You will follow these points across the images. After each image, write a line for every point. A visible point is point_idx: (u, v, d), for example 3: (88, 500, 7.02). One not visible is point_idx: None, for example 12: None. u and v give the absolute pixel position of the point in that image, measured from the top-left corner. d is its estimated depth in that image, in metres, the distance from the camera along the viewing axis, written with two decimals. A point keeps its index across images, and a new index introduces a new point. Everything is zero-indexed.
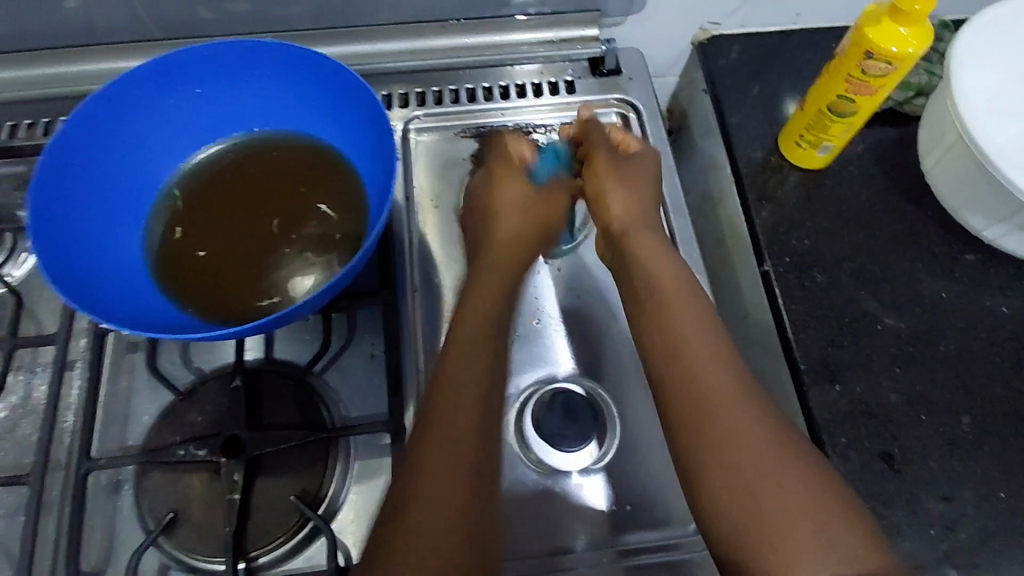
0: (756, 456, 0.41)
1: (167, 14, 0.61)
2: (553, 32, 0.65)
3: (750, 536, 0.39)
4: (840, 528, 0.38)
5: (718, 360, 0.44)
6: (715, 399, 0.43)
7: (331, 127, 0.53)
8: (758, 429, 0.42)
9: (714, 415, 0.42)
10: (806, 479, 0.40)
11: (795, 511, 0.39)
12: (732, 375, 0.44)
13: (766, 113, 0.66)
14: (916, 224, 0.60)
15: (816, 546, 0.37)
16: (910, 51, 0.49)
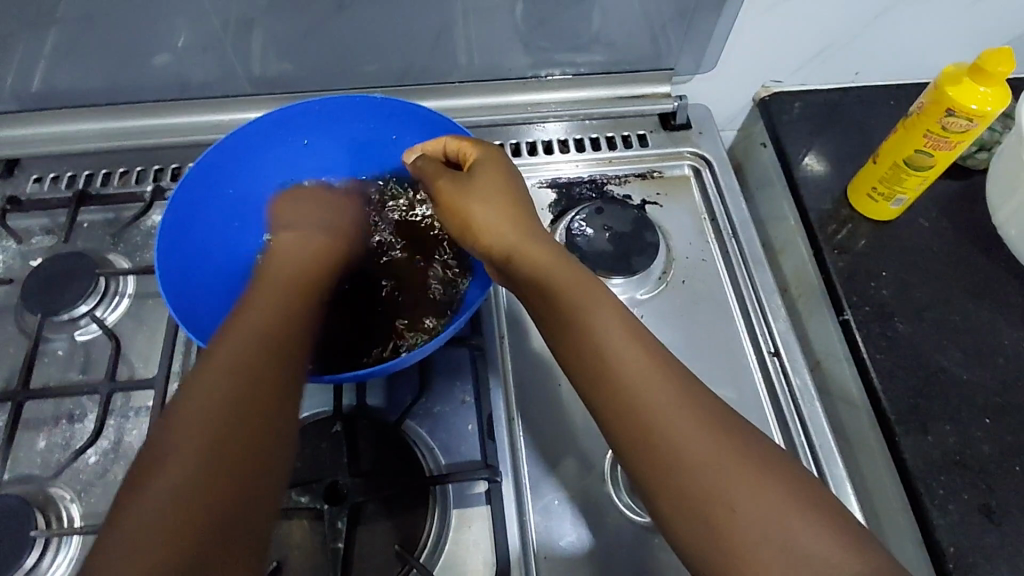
0: (713, 456, 0.37)
1: (259, 71, 0.64)
2: (626, 88, 0.68)
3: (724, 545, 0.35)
4: (795, 521, 0.35)
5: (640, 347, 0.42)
6: (647, 408, 0.39)
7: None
8: (704, 420, 0.39)
9: (648, 429, 0.39)
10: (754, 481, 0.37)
11: (745, 516, 0.36)
12: (645, 369, 0.40)
13: (831, 166, 0.68)
14: (990, 274, 0.61)
15: (780, 554, 0.34)
16: (990, 109, 0.51)
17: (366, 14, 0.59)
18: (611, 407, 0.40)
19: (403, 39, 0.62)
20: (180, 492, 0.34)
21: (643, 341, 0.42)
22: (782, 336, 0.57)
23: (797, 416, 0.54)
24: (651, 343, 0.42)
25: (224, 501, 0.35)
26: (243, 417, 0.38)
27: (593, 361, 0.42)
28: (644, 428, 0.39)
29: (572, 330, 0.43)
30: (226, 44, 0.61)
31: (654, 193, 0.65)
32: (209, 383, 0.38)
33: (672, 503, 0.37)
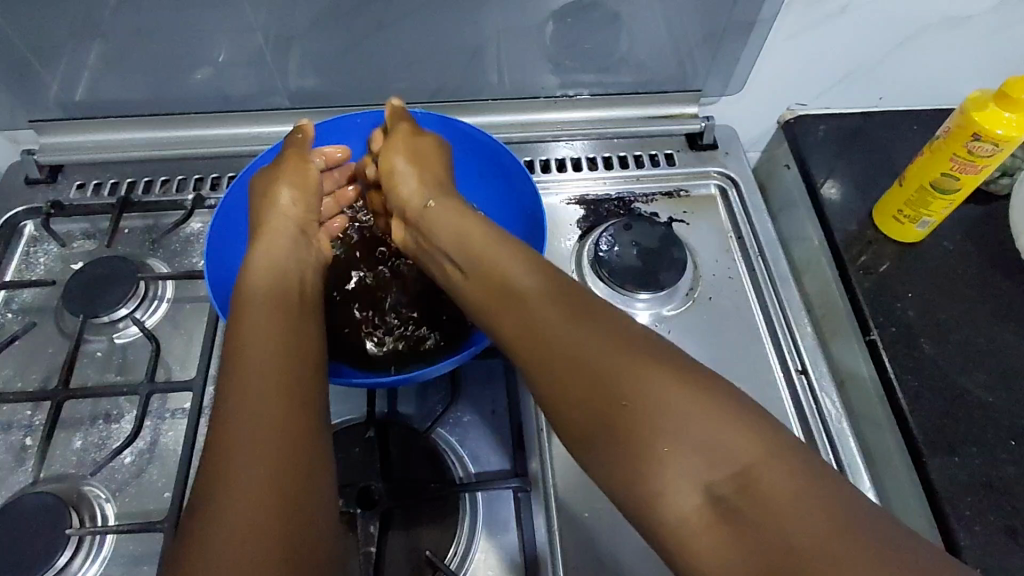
0: (638, 378, 0.36)
1: (300, 85, 0.66)
2: (654, 108, 0.70)
3: (632, 461, 0.34)
4: (694, 414, 0.34)
5: (534, 279, 0.43)
6: (559, 354, 0.39)
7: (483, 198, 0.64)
8: (633, 345, 0.37)
9: (566, 365, 0.38)
10: (660, 385, 0.35)
11: (658, 435, 0.33)
12: (557, 302, 0.40)
13: (855, 188, 0.69)
14: (1014, 297, 0.61)
15: (694, 458, 0.32)
16: (1015, 135, 0.51)
17: (407, 33, 0.61)
18: (532, 353, 0.40)
19: (441, 58, 0.64)
20: (242, 496, 0.33)
21: (564, 281, 0.42)
22: (809, 354, 0.58)
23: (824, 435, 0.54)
24: (544, 281, 0.43)
25: (266, 449, 0.35)
26: (282, 376, 0.39)
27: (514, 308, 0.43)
28: (565, 361, 0.38)
29: (488, 279, 0.45)
30: (269, 58, 0.63)
31: (681, 211, 0.66)
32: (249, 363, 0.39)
33: (591, 441, 0.36)
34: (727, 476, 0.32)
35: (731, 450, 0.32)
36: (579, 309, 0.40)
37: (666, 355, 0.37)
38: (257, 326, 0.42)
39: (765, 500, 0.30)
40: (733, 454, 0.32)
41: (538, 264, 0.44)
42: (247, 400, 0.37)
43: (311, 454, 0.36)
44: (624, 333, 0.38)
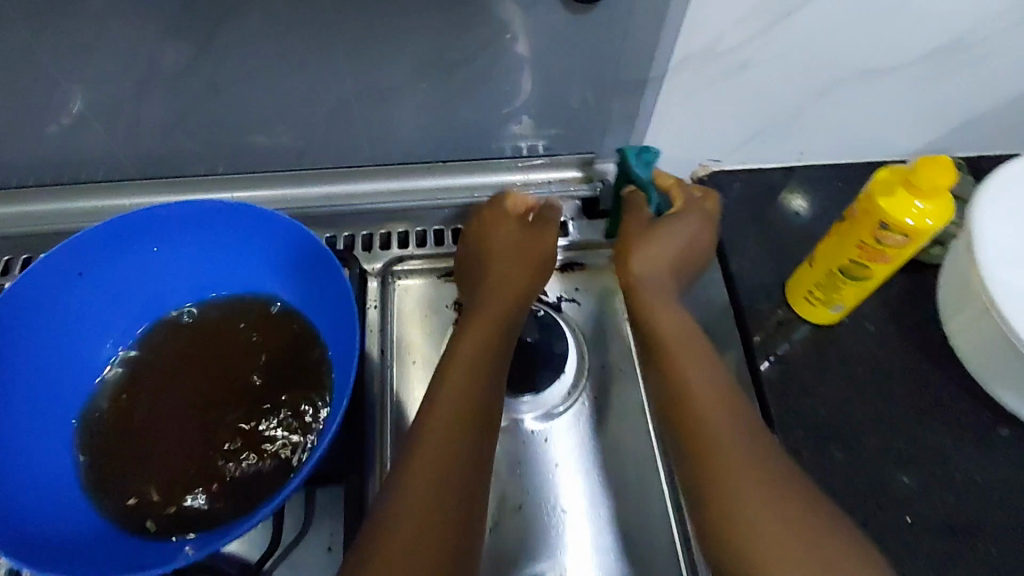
0: (745, 495, 0.42)
1: (143, 154, 0.59)
2: (542, 172, 0.63)
3: (742, 556, 0.41)
4: (791, 536, 0.40)
5: (712, 406, 0.46)
6: (741, 452, 0.44)
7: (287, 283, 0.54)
8: (749, 464, 0.43)
9: (762, 471, 0.43)
10: (779, 501, 0.42)
11: (770, 548, 0.40)
12: (734, 420, 0.46)
13: (772, 258, 0.62)
14: (943, 389, 0.54)
15: (788, 562, 0.40)
16: (929, 223, 0.44)
17: (246, 98, 0.54)
18: (720, 472, 0.43)
19: (296, 121, 0.56)
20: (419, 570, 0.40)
21: (733, 398, 0.47)
22: None
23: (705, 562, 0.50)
24: (734, 403, 0.47)
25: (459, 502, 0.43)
26: (457, 454, 0.45)
27: (689, 419, 0.46)
28: (704, 459, 0.44)
29: (670, 390, 0.48)
30: (95, 129, 0.55)
31: (572, 288, 0.61)
32: (426, 448, 0.45)
33: (711, 514, 0.43)
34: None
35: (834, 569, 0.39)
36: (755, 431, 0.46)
37: (783, 474, 0.43)
38: (443, 405, 0.47)
39: None
40: (834, 571, 0.39)
41: (714, 381, 0.48)
42: (421, 478, 0.43)
43: (467, 535, 0.43)
44: (771, 457, 0.44)
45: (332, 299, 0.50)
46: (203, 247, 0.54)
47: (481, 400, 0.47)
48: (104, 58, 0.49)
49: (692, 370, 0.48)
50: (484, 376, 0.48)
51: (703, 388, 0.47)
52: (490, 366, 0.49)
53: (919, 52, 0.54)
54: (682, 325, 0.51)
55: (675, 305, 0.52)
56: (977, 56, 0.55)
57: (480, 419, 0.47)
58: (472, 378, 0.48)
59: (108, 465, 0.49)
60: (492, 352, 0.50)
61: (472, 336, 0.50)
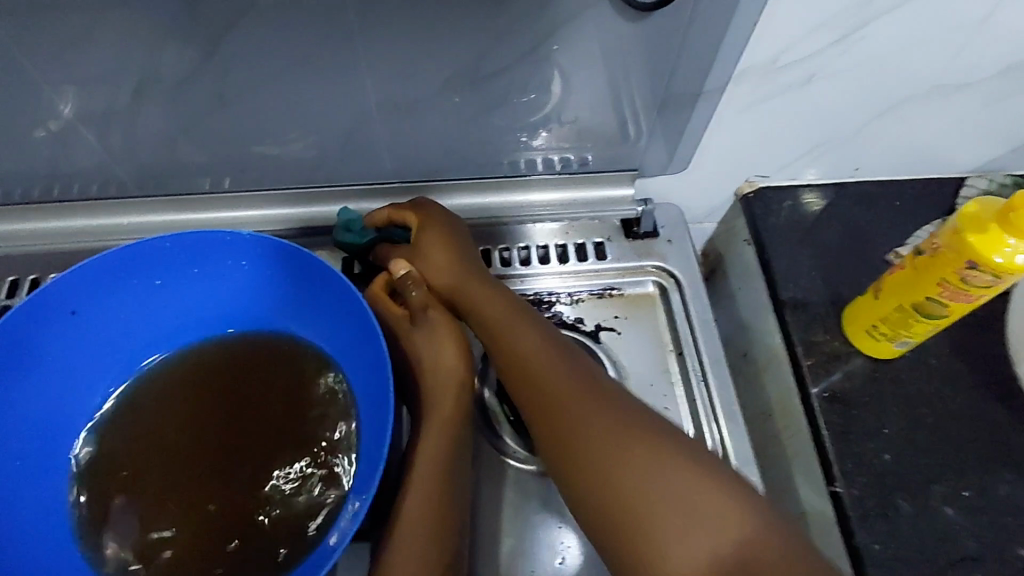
0: (607, 477, 0.40)
1: (140, 167, 0.53)
2: (580, 189, 0.57)
3: (624, 524, 0.39)
4: (705, 489, 0.38)
5: (568, 376, 0.44)
6: (586, 426, 0.42)
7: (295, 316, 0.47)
8: (638, 433, 0.41)
9: (580, 438, 0.42)
10: (686, 470, 0.39)
11: (669, 528, 0.37)
12: (571, 386, 0.44)
13: (826, 283, 0.57)
14: (1012, 432, 0.50)
15: (689, 528, 0.37)
16: (1023, 263, 0.40)
17: (259, 107, 0.48)
18: (574, 444, 0.42)
19: (310, 134, 0.51)
20: None
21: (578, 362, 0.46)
22: None
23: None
24: (596, 395, 0.44)
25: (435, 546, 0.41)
26: (432, 511, 0.42)
27: (530, 391, 0.45)
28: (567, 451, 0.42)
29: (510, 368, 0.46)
30: (88, 140, 0.50)
31: (611, 316, 0.55)
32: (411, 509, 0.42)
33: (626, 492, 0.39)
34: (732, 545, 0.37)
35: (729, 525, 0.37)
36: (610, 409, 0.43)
37: (665, 442, 0.41)
38: (418, 491, 0.43)
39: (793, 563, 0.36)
40: (767, 531, 0.37)
41: (555, 371, 0.45)
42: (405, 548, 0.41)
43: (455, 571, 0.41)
44: (641, 424, 0.42)
45: (356, 336, 0.44)
46: (195, 274, 0.47)
47: (446, 451, 0.44)
48: (100, 63, 0.43)
49: (517, 334, 0.47)
50: (459, 452, 0.45)
51: (533, 350, 0.46)
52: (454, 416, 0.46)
53: (1000, 64, 0.49)
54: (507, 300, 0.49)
55: (535, 323, 0.48)
56: None
57: (439, 444, 0.45)
58: (433, 457, 0.44)
59: (108, 530, 0.41)
60: (445, 429, 0.45)
61: (437, 434, 0.45)
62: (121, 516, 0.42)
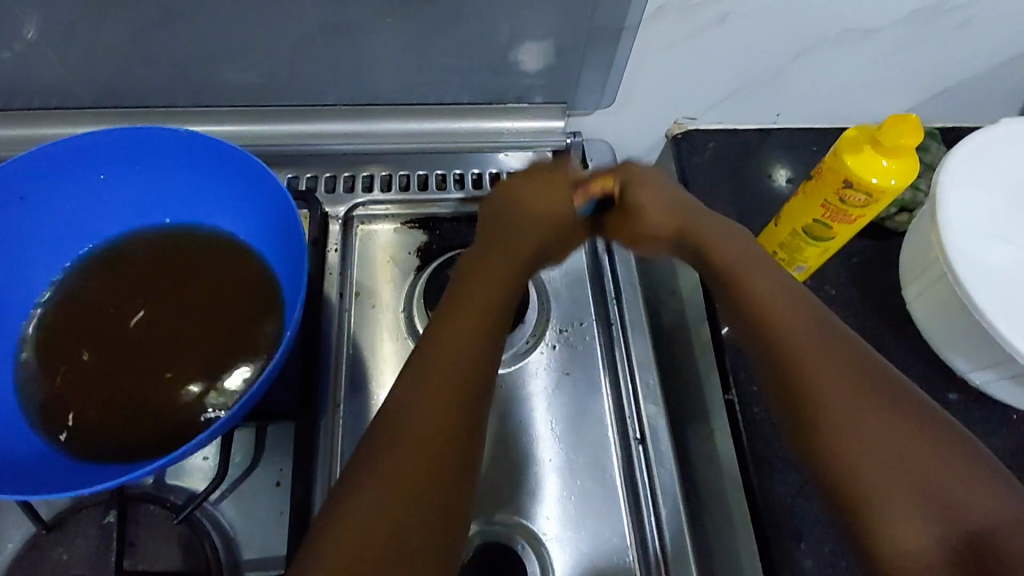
0: (868, 434, 0.36)
1: (97, 82, 0.55)
2: (511, 120, 0.61)
3: (841, 475, 0.36)
4: (952, 472, 0.34)
5: (810, 310, 0.41)
6: (868, 400, 0.37)
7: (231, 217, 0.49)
8: (875, 388, 0.37)
9: (862, 398, 0.37)
10: (880, 428, 0.36)
11: (965, 482, 0.34)
12: (861, 356, 0.38)
13: (742, 218, 0.61)
14: (895, 353, 0.55)
15: (908, 492, 0.34)
16: (893, 184, 0.44)
17: (206, 25, 0.51)
18: (812, 381, 0.38)
19: (255, 57, 0.54)
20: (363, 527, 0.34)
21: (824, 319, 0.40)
22: (650, 420, 0.50)
23: (657, 533, 0.47)
24: (848, 335, 0.39)
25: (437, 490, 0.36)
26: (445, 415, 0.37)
27: (778, 348, 0.39)
28: (790, 378, 0.38)
29: (722, 273, 0.44)
30: (44, 51, 0.52)
31: None
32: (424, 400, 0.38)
33: (847, 446, 0.36)
34: (960, 531, 0.33)
35: (963, 510, 0.33)
36: (874, 365, 0.38)
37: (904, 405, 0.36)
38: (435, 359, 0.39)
39: (999, 550, 0.32)
40: (967, 509, 0.33)
41: (786, 303, 0.41)
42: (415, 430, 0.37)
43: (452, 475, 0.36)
44: (884, 385, 0.37)
45: (283, 228, 0.46)
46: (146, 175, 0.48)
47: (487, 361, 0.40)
48: None
49: (755, 277, 0.43)
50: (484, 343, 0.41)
51: (780, 293, 0.42)
52: (479, 349, 0.40)
53: (903, 11, 0.53)
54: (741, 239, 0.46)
55: (664, 185, 0.49)
56: (957, 20, 0.54)
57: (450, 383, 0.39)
58: (459, 360, 0.39)
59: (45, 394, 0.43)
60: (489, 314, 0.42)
61: (477, 319, 0.42)
62: (63, 384, 0.44)
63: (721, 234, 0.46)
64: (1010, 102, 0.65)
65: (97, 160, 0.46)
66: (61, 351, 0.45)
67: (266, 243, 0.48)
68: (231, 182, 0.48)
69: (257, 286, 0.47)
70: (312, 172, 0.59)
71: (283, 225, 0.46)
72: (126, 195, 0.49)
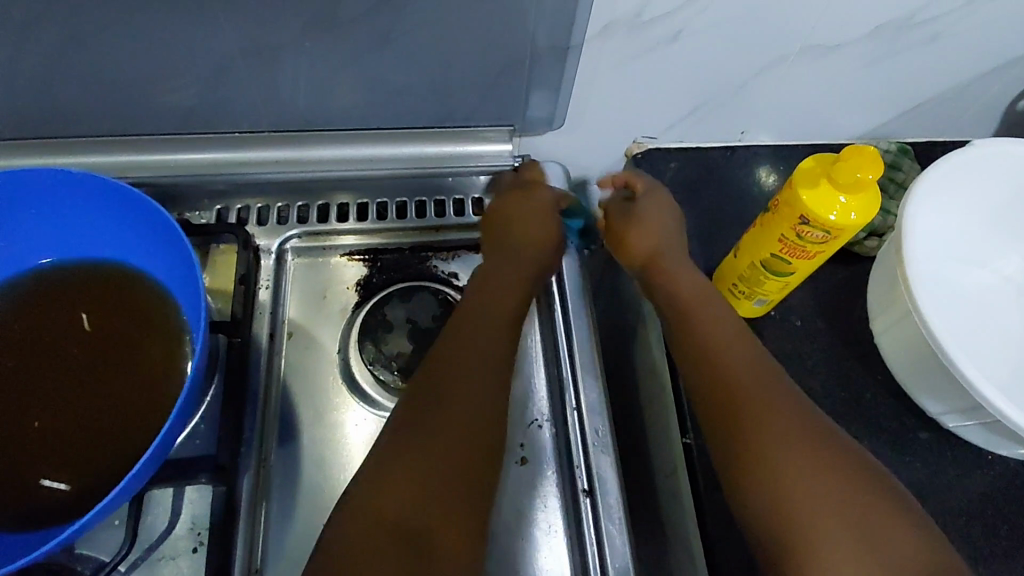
0: (803, 489, 0.38)
1: (6, 113, 0.51)
2: (458, 143, 0.57)
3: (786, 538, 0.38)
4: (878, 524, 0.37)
5: (749, 357, 0.44)
6: (813, 452, 0.40)
7: (140, 258, 0.46)
8: (803, 439, 0.40)
9: (799, 444, 0.40)
10: (825, 474, 0.39)
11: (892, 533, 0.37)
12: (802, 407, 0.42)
13: (704, 244, 0.58)
14: (861, 388, 0.52)
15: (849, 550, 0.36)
16: (853, 219, 0.41)
17: (118, 50, 0.47)
18: (755, 432, 0.40)
19: (177, 82, 0.50)
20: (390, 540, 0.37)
21: (778, 384, 0.43)
22: (600, 473, 0.47)
23: None
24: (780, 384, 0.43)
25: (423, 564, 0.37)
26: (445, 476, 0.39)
27: (732, 399, 0.42)
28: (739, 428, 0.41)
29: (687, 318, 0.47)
30: None
31: None
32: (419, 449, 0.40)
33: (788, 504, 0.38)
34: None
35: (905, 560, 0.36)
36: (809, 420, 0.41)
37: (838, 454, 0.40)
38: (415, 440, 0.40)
39: None
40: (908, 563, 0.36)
41: (741, 354, 0.44)
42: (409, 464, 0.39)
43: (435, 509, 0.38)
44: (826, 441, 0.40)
45: (187, 270, 0.43)
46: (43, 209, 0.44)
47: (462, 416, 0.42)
48: None
49: (717, 325, 0.46)
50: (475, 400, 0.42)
51: (730, 341, 0.45)
52: (457, 403, 0.42)
53: (870, 26, 0.50)
54: (701, 281, 0.49)
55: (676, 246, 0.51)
56: (929, 34, 0.51)
57: (436, 465, 0.39)
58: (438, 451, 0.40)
59: None
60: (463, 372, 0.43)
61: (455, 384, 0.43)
62: None
63: (697, 290, 0.48)
64: (988, 116, 0.61)
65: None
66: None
67: (177, 285, 0.45)
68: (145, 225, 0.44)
69: (167, 335, 0.44)
70: (245, 203, 0.56)
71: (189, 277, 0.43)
72: (29, 235, 0.45)
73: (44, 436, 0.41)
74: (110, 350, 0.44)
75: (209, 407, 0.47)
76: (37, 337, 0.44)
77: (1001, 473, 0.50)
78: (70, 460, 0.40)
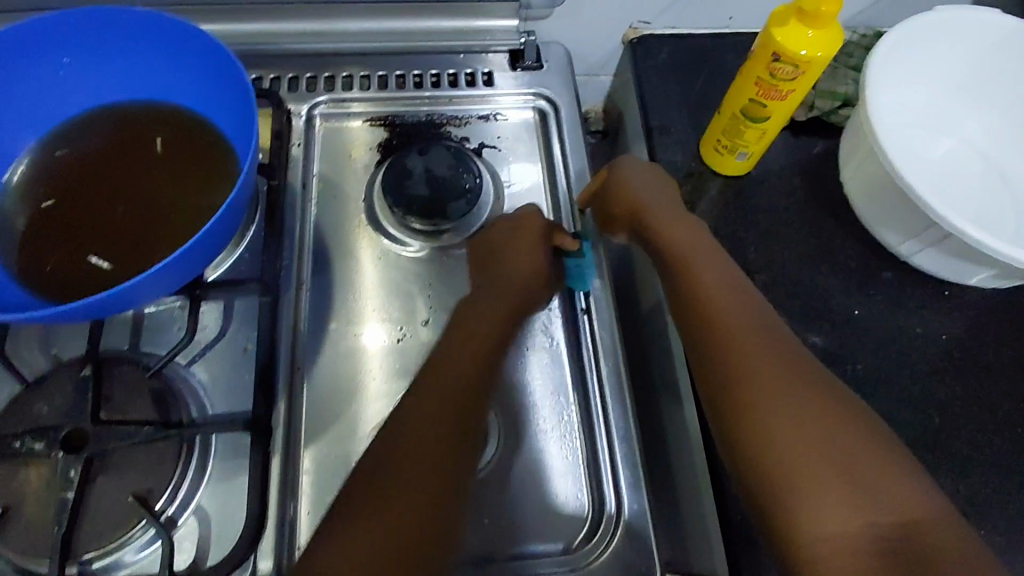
0: (788, 434, 0.41)
1: None
2: (468, 19, 0.62)
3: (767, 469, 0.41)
4: (855, 449, 0.40)
5: (751, 323, 0.46)
6: (803, 408, 0.42)
7: (192, 96, 0.50)
8: (798, 395, 0.42)
9: (793, 402, 0.42)
10: (816, 428, 0.41)
11: (875, 467, 0.40)
12: (800, 360, 0.45)
13: (694, 116, 0.63)
14: (833, 236, 0.58)
15: (833, 485, 0.39)
16: (819, 55, 0.46)
17: None
18: (750, 385, 0.43)
19: None
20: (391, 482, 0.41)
21: (775, 335, 0.46)
22: (593, 291, 0.55)
23: (598, 390, 0.51)
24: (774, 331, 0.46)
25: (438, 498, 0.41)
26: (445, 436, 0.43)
27: (731, 359, 0.45)
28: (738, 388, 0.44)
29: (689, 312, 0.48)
30: None
31: (495, 136, 0.61)
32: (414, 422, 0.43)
33: (777, 441, 0.41)
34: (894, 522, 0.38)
35: (904, 503, 0.38)
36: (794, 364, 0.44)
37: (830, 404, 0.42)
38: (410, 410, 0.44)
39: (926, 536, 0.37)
40: (905, 505, 0.38)
41: (734, 301, 0.47)
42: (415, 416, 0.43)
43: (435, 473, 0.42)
44: (809, 369, 0.44)
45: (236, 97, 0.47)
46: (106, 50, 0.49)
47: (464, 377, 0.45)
48: None
49: (711, 269, 0.49)
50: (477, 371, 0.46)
51: (722, 286, 0.48)
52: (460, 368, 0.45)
53: None
54: (696, 231, 0.52)
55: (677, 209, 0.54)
56: None
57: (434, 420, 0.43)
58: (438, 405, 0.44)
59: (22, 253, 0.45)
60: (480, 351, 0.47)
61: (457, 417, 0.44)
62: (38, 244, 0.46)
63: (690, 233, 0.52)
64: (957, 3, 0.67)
65: (63, 38, 0.47)
66: (29, 214, 0.47)
67: (223, 116, 0.49)
68: (197, 62, 0.48)
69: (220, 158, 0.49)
70: (276, 74, 0.61)
71: (242, 107, 0.47)
72: (98, 76, 0.50)
73: (111, 238, 0.46)
74: (166, 173, 0.49)
75: (252, 240, 0.53)
76: (104, 160, 0.49)
77: (956, 306, 0.56)
78: (141, 257, 0.45)
